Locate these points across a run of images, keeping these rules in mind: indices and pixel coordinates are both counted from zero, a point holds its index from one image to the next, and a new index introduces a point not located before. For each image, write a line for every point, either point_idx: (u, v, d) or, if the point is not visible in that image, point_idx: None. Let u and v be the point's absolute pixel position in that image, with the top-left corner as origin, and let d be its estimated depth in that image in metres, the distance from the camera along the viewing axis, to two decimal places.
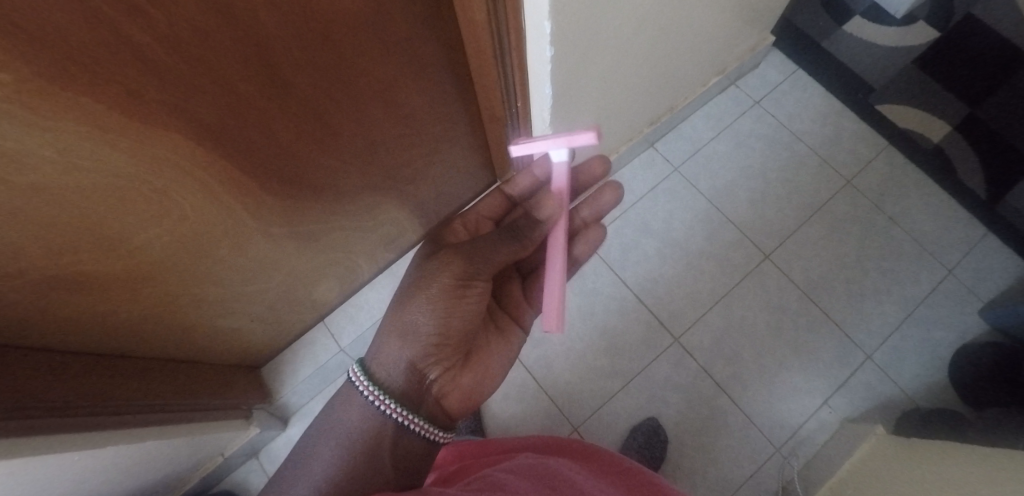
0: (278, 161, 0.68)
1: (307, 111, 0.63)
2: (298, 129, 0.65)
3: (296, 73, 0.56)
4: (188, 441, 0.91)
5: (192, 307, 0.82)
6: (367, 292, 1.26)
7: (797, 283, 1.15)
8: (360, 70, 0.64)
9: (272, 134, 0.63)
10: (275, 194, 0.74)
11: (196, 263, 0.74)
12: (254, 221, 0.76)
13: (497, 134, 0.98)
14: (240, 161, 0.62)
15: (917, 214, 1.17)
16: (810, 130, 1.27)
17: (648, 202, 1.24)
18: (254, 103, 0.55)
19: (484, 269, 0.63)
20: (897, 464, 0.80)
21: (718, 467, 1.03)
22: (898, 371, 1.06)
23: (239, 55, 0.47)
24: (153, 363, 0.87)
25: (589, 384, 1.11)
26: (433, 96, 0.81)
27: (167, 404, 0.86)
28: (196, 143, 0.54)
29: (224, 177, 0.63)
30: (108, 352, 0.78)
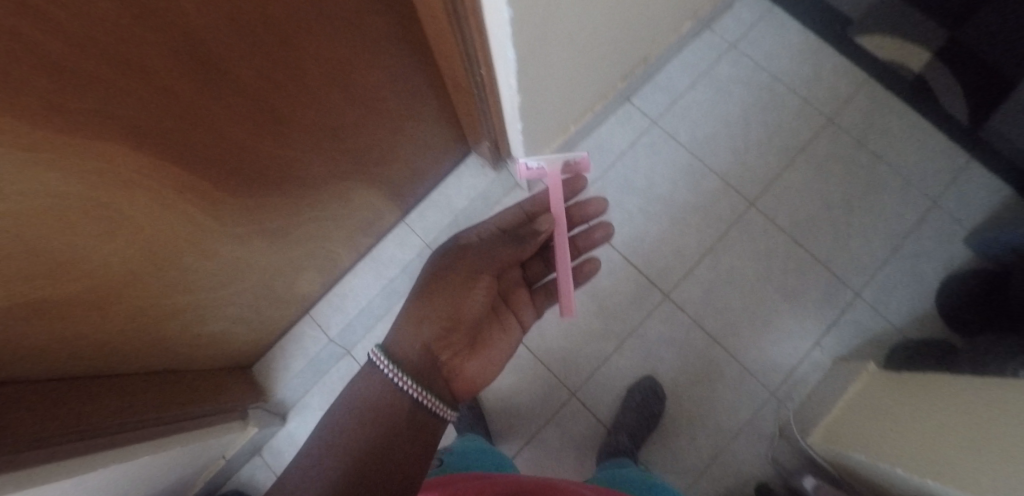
0: (235, 157, 0.64)
1: (258, 102, 0.59)
2: (251, 122, 0.61)
3: (237, 65, 0.51)
4: (186, 450, 0.90)
5: (167, 317, 0.79)
6: (350, 279, 1.20)
7: (782, 228, 1.14)
8: (308, 52, 0.59)
9: (224, 130, 0.58)
10: (235, 193, 0.70)
11: (162, 273, 0.70)
12: (217, 221, 0.72)
13: (465, 104, 0.94)
14: (191, 163, 0.58)
15: (900, 147, 1.16)
16: (790, 70, 1.23)
17: (627, 159, 1.21)
18: (197, 99, 0.51)
19: (490, 267, 0.80)
20: (891, 400, 0.81)
21: (716, 416, 1.05)
22: (887, 306, 1.07)
23: (171, 53, 0.43)
24: (133, 377, 0.84)
25: (583, 348, 1.11)
26: (390, 70, 0.76)
27: (157, 417, 0.84)
28: (140, 153, 0.50)
29: (177, 181, 0.59)
30: (85, 373, 0.75)
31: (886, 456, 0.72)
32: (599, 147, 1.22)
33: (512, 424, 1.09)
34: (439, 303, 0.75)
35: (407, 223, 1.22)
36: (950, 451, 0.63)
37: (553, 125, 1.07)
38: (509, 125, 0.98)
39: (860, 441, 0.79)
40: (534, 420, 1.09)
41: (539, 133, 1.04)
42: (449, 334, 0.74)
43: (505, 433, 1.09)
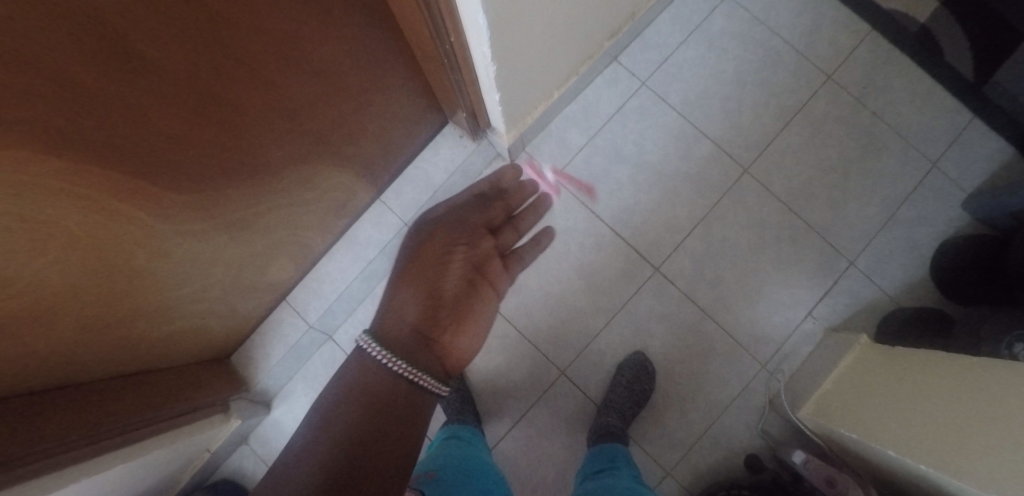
0: (172, 151, 0.57)
1: (191, 86, 0.52)
2: (185, 111, 0.54)
3: (161, 48, 0.45)
4: (166, 450, 0.87)
5: (128, 321, 0.74)
6: (326, 263, 1.14)
7: (777, 195, 1.09)
8: (240, 26, 0.52)
9: (154, 123, 0.51)
10: (178, 188, 0.63)
11: (112, 279, 0.64)
12: (162, 220, 0.65)
13: (435, 72, 0.86)
14: (122, 164, 0.51)
15: (901, 105, 1.10)
16: (788, 22, 1.15)
17: (615, 125, 1.14)
18: (116, 92, 0.44)
19: (460, 236, 0.84)
20: (890, 380, 0.81)
21: (707, 390, 1.04)
22: (880, 273, 1.05)
23: (77, 41, 0.37)
24: (103, 383, 0.79)
25: (572, 326, 1.08)
26: (341, 38, 0.68)
27: (126, 422, 0.80)
28: (66, 161, 0.44)
29: (111, 185, 0.52)
30: (51, 388, 0.69)
31: (891, 442, 0.71)
32: (585, 113, 1.14)
33: (501, 405, 1.08)
34: (420, 280, 0.76)
35: (383, 201, 1.14)
36: (960, 440, 0.62)
37: (535, 92, 0.99)
38: (485, 95, 0.91)
39: (861, 423, 0.79)
40: (523, 400, 1.07)
41: (519, 102, 0.97)
42: (431, 308, 0.74)
43: (495, 414, 1.08)
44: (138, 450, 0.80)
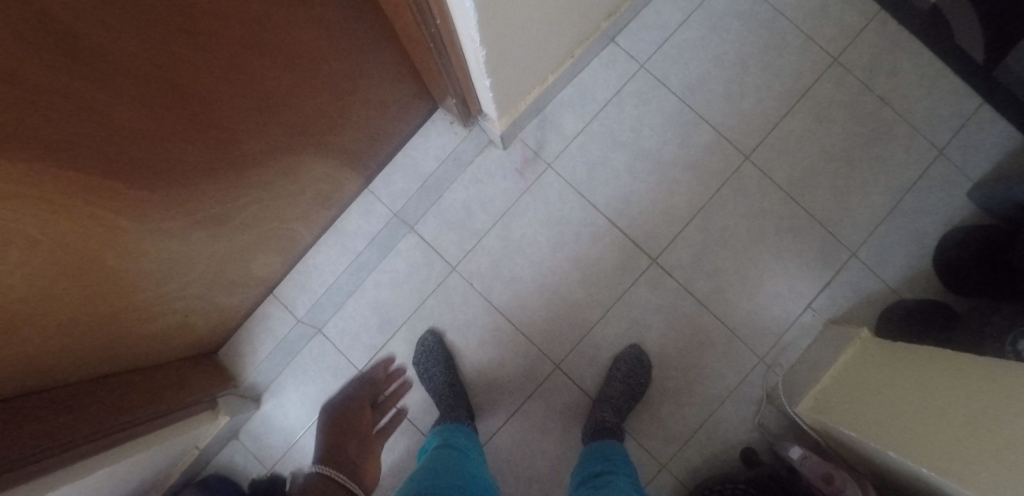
0: (140, 149, 0.53)
1: (157, 80, 0.48)
2: (153, 106, 0.50)
3: (126, 41, 0.41)
4: (153, 452, 0.85)
5: (107, 322, 0.71)
6: (314, 255, 1.10)
7: (779, 184, 1.06)
8: (211, 14, 0.48)
9: (118, 120, 0.48)
10: (152, 187, 0.60)
11: (86, 280, 0.61)
12: (134, 220, 0.62)
13: (422, 57, 0.82)
14: (86, 165, 0.48)
15: (908, 90, 1.06)
16: (794, 1, 1.09)
17: (612, 110, 1.09)
18: (71, 90, 0.40)
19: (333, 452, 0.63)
20: (892, 380, 0.79)
21: (704, 383, 1.03)
22: (882, 264, 1.03)
23: (36, 41, 0.34)
24: (85, 385, 0.76)
25: (567, 320, 1.06)
26: (322, 23, 0.64)
27: (110, 426, 0.77)
28: (29, 167, 0.41)
29: (78, 188, 0.49)
30: (32, 391, 0.66)
31: (889, 442, 0.70)
32: (581, 97, 1.10)
33: (495, 399, 1.06)
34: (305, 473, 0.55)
35: (372, 191, 1.09)
36: (958, 442, 0.61)
37: (528, 78, 0.94)
38: (476, 81, 0.87)
39: (861, 423, 0.78)
40: (518, 395, 1.05)
41: (512, 88, 0.92)
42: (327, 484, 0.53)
43: (489, 408, 1.06)
44: (126, 452, 0.78)
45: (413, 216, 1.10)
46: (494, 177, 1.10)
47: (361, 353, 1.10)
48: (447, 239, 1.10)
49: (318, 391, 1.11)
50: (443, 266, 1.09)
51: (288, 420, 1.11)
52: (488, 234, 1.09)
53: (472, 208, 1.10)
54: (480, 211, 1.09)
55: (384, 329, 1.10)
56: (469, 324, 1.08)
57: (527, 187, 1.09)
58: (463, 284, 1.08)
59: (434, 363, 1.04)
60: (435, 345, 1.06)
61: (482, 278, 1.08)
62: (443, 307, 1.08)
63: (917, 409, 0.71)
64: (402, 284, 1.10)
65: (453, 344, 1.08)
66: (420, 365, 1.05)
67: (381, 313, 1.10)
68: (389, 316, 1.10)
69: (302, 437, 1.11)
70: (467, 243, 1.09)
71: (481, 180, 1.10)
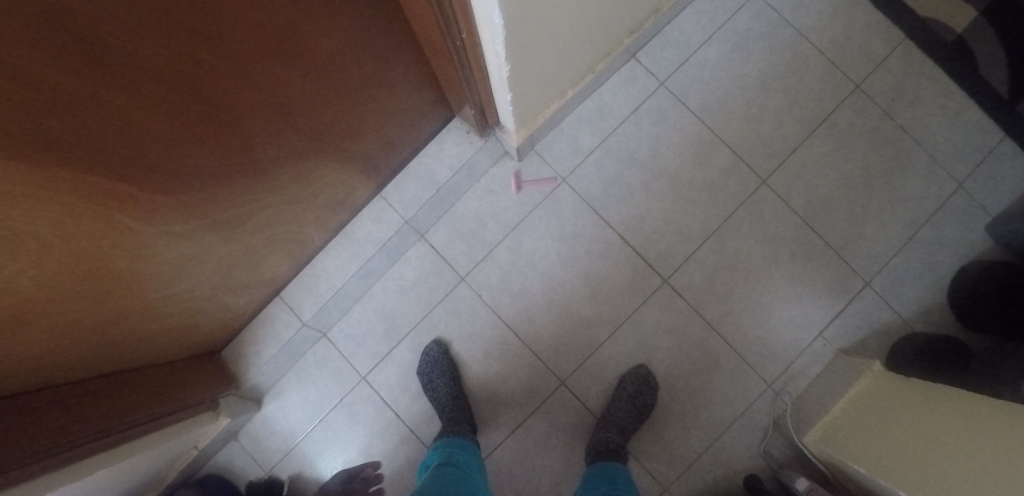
0: (157, 152, 0.53)
1: (178, 85, 0.47)
2: (172, 110, 0.50)
3: (153, 49, 0.41)
4: (154, 452, 0.84)
5: (115, 321, 0.70)
6: (323, 259, 1.09)
7: (795, 209, 1.05)
8: (239, 23, 0.48)
9: (137, 124, 0.47)
10: (167, 191, 0.59)
11: (96, 280, 0.60)
12: (147, 222, 0.61)
13: (444, 67, 0.81)
14: (103, 168, 0.47)
15: (930, 120, 1.05)
16: (818, 26, 1.09)
17: (630, 126, 1.08)
18: (94, 94, 0.40)
19: None
20: (904, 417, 0.78)
21: (710, 408, 1.02)
22: (896, 295, 1.02)
23: (63, 48, 0.34)
24: (91, 382, 0.76)
25: (573, 336, 1.05)
26: (348, 33, 0.64)
27: (112, 426, 0.76)
28: (46, 170, 0.40)
29: (94, 191, 0.48)
30: (39, 387, 0.66)
31: (898, 482, 0.68)
32: (599, 112, 1.09)
33: (498, 413, 1.05)
34: None
35: (384, 197, 1.08)
36: (973, 481, 0.59)
37: (548, 92, 0.94)
38: (496, 94, 0.86)
39: (869, 460, 0.76)
40: (521, 410, 1.05)
41: (531, 102, 0.92)
42: None
43: (491, 422, 1.05)
44: (127, 452, 0.77)
45: (424, 224, 1.09)
46: (508, 189, 1.09)
47: (365, 359, 1.10)
48: (457, 249, 1.09)
49: (320, 396, 1.10)
50: (452, 276, 1.08)
51: (287, 423, 1.10)
52: (499, 246, 1.08)
53: (484, 219, 1.09)
54: (491, 222, 1.08)
55: (389, 337, 1.09)
56: (476, 336, 1.07)
57: (540, 200, 1.08)
58: (471, 296, 1.07)
59: (438, 374, 1.03)
60: (440, 355, 1.05)
61: (490, 290, 1.07)
62: (450, 317, 1.08)
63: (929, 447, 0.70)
64: (410, 292, 1.09)
65: (458, 355, 1.07)
66: (423, 375, 1.04)
67: (387, 320, 1.10)
68: (395, 323, 1.09)
69: (301, 441, 1.10)
70: (477, 254, 1.08)
71: (494, 191, 1.09)
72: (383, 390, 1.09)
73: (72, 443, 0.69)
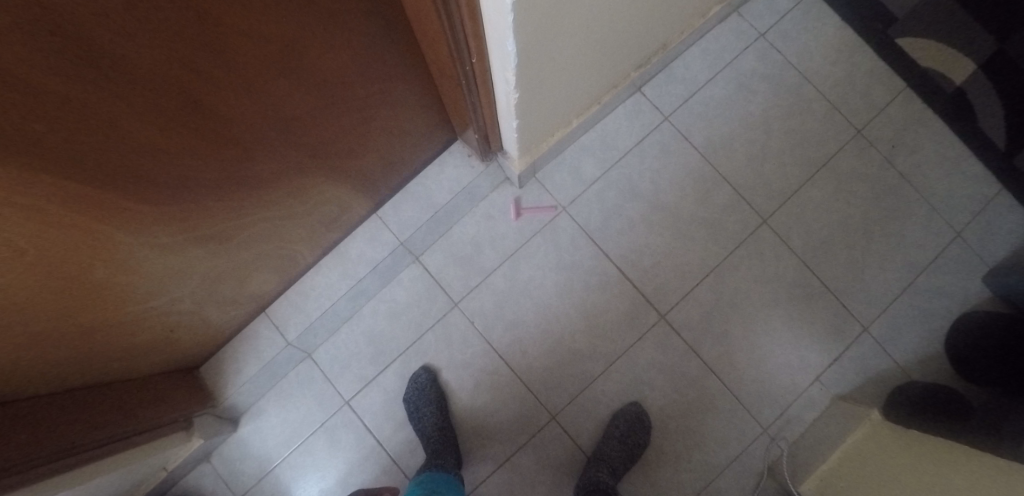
0: (145, 162, 0.50)
1: (173, 93, 0.45)
2: (164, 119, 0.47)
3: (154, 61, 0.40)
4: (122, 472, 0.80)
5: (91, 334, 0.67)
6: (313, 276, 1.06)
7: (795, 250, 1.04)
8: (245, 38, 0.47)
9: (124, 132, 0.44)
10: (155, 203, 0.57)
11: (73, 291, 0.57)
12: (129, 233, 0.58)
13: (450, 90, 0.80)
14: (85, 176, 0.44)
15: (929, 168, 1.06)
16: (821, 70, 1.10)
17: (633, 158, 1.08)
18: (88, 104, 0.38)
19: None
20: (901, 468, 0.76)
21: (703, 451, 0.99)
22: (894, 343, 1.00)
23: (61, 59, 0.32)
24: (65, 396, 0.72)
25: (566, 369, 1.02)
26: (356, 52, 0.63)
27: (79, 444, 0.71)
28: (28, 180, 0.38)
29: (77, 201, 0.46)
30: (15, 399, 0.63)
31: None
32: (602, 143, 1.08)
33: (484, 446, 1.01)
34: None
35: (380, 216, 1.06)
36: None
37: (554, 120, 0.93)
38: (502, 120, 0.86)
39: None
40: (508, 444, 1.01)
41: (536, 129, 0.91)
42: None
43: (477, 455, 1.01)
44: (97, 470, 0.73)
45: (419, 246, 1.06)
46: (507, 215, 1.07)
47: (350, 382, 1.06)
48: (452, 273, 1.06)
49: (300, 419, 1.06)
50: (445, 301, 1.06)
51: (264, 446, 1.05)
52: (495, 272, 1.06)
53: (481, 244, 1.07)
54: (488, 248, 1.07)
55: (376, 361, 1.06)
56: (466, 364, 1.04)
57: (539, 228, 1.06)
58: (464, 322, 1.05)
59: (425, 402, 0.99)
60: (428, 383, 1.01)
61: (484, 317, 1.04)
62: (441, 343, 1.05)
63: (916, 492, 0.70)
64: (401, 315, 1.06)
65: (447, 383, 1.03)
66: (410, 402, 1.00)
67: (376, 343, 1.06)
68: (383, 347, 1.06)
69: (277, 466, 1.05)
70: (472, 280, 1.06)
71: (492, 216, 1.07)
72: (367, 416, 1.05)
73: (37, 461, 0.64)
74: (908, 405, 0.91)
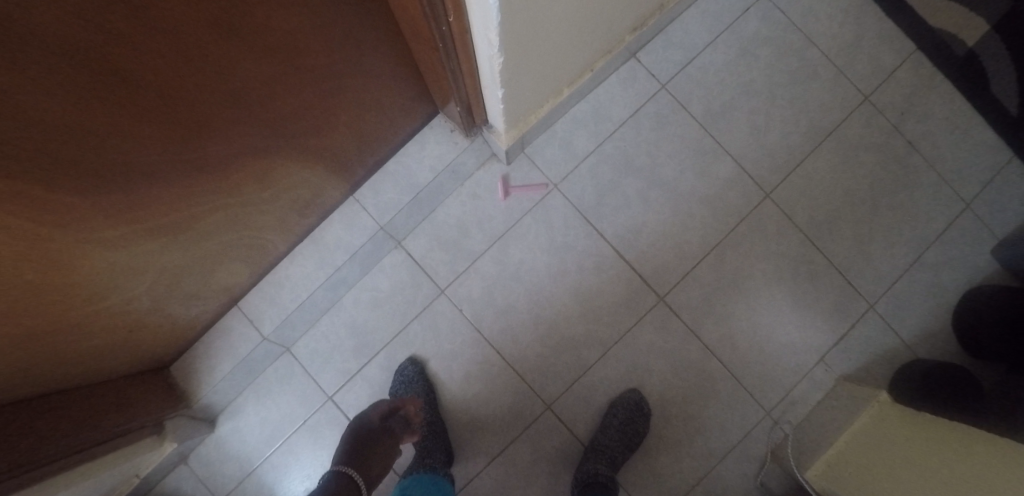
0: (68, 149, 0.41)
1: (93, 63, 0.36)
2: (85, 96, 0.38)
3: (81, 32, 0.33)
4: (93, 482, 0.74)
5: (42, 339, 0.60)
6: (287, 266, 0.98)
7: (799, 225, 0.99)
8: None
9: (35, 114, 0.35)
10: (101, 196, 0.50)
11: (12, 296, 0.50)
12: (68, 231, 0.50)
13: (427, 57, 0.72)
14: (13, 173, 0.37)
15: (939, 136, 1.00)
16: (827, 32, 1.03)
17: (628, 130, 1.01)
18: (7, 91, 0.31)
19: None
20: (912, 449, 0.73)
21: (703, 436, 0.95)
22: (900, 319, 0.97)
23: None
24: (30, 404, 0.66)
25: (561, 356, 0.97)
26: (319, 13, 0.55)
27: (44, 456, 0.65)
28: None
29: (11, 203, 0.40)
30: None
31: None
32: (595, 115, 1.01)
33: (477, 439, 0.96)
34: None
35: (357, 199, 0.98)
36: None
37: (543, 89, 0.85)
38: (486, 89, 0.78)
39: (877, 493, 0.69)
40: (502, 436, 0.96)
41: (524, 100, 0.83)
42: None
43: (469, 449, 0.96)
44: (67, 482, 0.67)
45: (401, 230, 0.99)
46: (495, 195, 1.00)
47: (333, 377, 1.00)
48: (437, 259, 1.00)
49: (281, 417, 1.00)
50: (431, 288, 0.99)
51: (244, 446, 0.99)
52: (483, 256, 0.99)
53: (468, 227, 1.00)
54: (475, 231, 1.00)
55: (359, 353, 1.00)
56: (455, 354, 0.98)
57: (529, 208, 1.00)
58: (451, 310, 0.98)
59: (412, 396, 0.94)
60: (415, 375, 0.95)
61: (472, 304, 0.98)
62: (428, 333, 0.98)
63: (928, 470, 0.67)
64: (384, 305, 0.99)
65: (436, 375, 0.98)
66: (396, 396, 0.94)
67: (358, 335, 1.00)
68: (366, 339, 1.00)
69: (259, 466, 0.99)
70: (459, 265, 0.99)
71: (478, 196, 1.00)
72: (351, 412, 0.99)
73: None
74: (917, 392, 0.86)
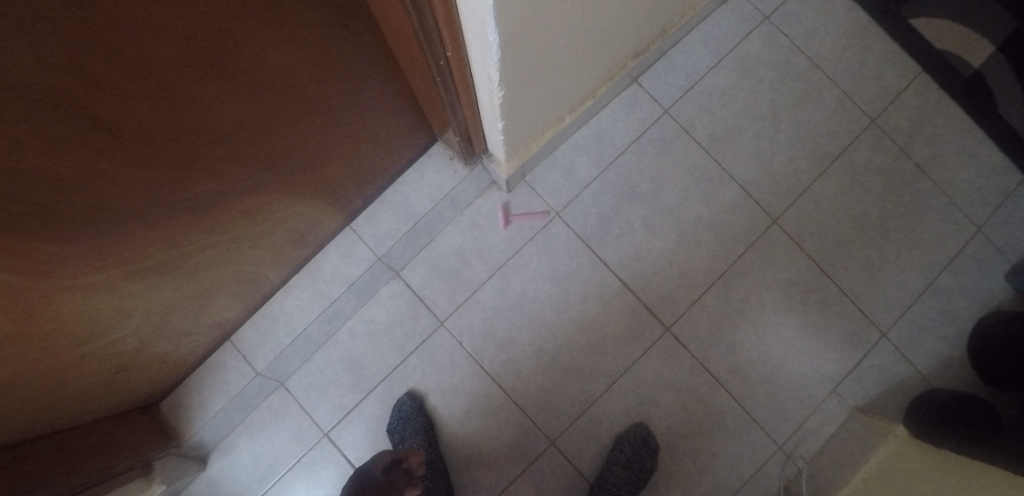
0: (47, 198, 0.39)
1: (74, 113, 0.34)
2: (61, 145, 0.36)
3: (68, 84, 0.32)
4: None
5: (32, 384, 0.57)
6: (281, 298, 0.96)
7: (808, 252, 0.97)
8: (182, 46, 0.38)
9: (11, 169, 0.33)
10: (87, 241, 0.48)
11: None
12: (53, 279, 0.48)
13: (425, 89, 0.70)
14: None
15: (947, 159, 0.99)
16: (831, 55, 1.02)
17: (631, 156, 0.99)
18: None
19: None
20: (916, 478, 0.72)
21: (714, 472, 0.92)
22: (914, 348, 0.94)
23: None
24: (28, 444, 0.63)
25: (564, 389, 0.94)
26: (314, 50, 0.54)
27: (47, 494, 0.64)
28: None
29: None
30: None
31: None
32: (597, 140, 0.99)
33: (478, 476, 0.93)
34: None
35: (354, 229, 0.96)
36: None
37: (544, 118, 0.84)
38: (486, 120, 0.76)
39: None
40: (504, 474, 0.92)
41: (525, 128, 0.81)
42: None
43: (470, 486, 0.93)
44: None
45: (399, 260, 0.97)
46: (495, 223, 0.98)
47: (328, 413, 0.96)
48: (436, 288, 0.97)
49: (275, 454, 0.96)
50: (430, 320, 0.96)
51: (237, 484, 0.96)
52: (484, 286, 0.97)
53: (468, 256, 0.97)
54: (475, 260, 0.97)
55: (356, 388, 0.97)
56: (455, 388, 0.95)
57: (530, 236, 0.97)
58: (451, 343, 0.95)
59: (410, 432, 0.90)
60: (414, 411, 0.92)
61: (473, 336, 0.95)
62: (427, 366, 0.95)
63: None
64: (381, 337, 0.96)
65: (435, 410, 0.95)
66: (395, 433, 0.91)
67: (355, 369, 0.97)
68: (362, 372, 0.97)
69: None
70: (459, 295, 0.97)
71: (478, 225, 0.98)
72: (348, 449, 0.96)
73: None
74: (931, 414, 0.82)
